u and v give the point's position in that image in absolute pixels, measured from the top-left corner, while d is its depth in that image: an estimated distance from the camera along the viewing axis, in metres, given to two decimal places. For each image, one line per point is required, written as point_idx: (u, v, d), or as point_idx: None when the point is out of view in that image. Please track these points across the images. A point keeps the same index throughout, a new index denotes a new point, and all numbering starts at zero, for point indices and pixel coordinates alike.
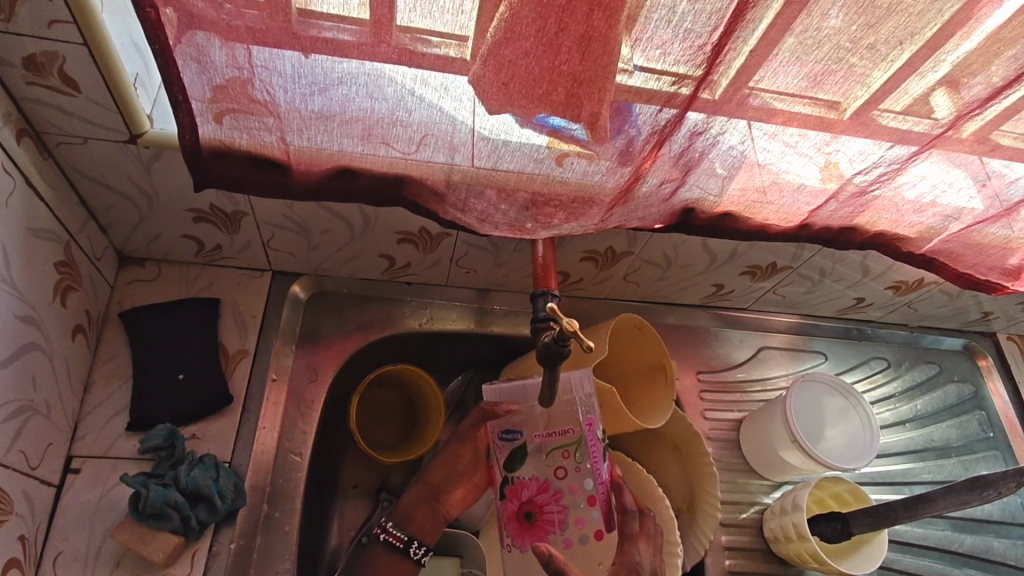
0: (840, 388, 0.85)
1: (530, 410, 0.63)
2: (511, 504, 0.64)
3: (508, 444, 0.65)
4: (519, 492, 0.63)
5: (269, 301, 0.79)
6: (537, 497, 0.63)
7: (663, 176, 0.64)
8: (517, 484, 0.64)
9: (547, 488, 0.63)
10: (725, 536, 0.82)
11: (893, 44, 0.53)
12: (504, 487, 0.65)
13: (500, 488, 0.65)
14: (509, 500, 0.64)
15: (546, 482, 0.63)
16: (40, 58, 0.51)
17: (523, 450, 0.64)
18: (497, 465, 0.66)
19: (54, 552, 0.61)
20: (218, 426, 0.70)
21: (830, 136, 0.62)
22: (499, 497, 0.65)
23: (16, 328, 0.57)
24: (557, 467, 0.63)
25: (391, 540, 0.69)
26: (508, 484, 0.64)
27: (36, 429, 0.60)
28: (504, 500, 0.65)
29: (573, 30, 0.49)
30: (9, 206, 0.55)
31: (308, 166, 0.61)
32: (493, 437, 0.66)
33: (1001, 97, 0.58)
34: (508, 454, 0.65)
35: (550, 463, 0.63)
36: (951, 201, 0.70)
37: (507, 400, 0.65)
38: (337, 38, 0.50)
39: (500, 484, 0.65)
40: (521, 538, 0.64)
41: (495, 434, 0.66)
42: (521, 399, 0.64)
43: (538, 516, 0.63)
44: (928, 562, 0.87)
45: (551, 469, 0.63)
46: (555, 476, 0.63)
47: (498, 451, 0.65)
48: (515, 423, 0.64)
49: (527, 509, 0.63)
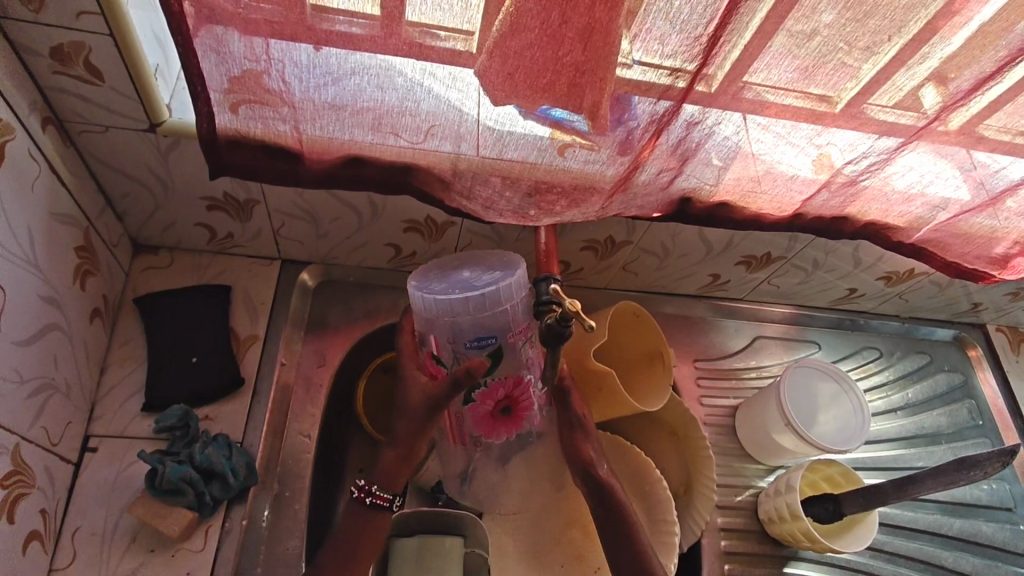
0: (832, 373, 0.87)
1: (492, 317, 0.61)
2: (483, 406, 0.67)
3: (477, 351, 0.62)
4: (495, 394, 0.66)
5: (278, 289, 0.81)
6: (512, 394, 0.67)
7: (661, 165, 0.67)
8: (491, 387, 0.65)
9: (519, 381, 0.67)
10: (721, 518, 0.84)
11: (879, 40, 0.56)
12: (473, 394, 0.66)
13: (468, 396, 0.66)
14: (480, 404, 0.67)
15: (521, 377, 0.66)
16: (66, 48, 0.53)
17: (499, 354, 0.63)
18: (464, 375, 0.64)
19: (73, 527, 0.64)
20: (231, 407, 0.73)
21: (821, 128, 0.64)
22: (465, 403, 0.67)
23: (39, 308, 0.59)
24: (527, 360, 0.66)
25: (378, 501, 0.69)
26: (479, 390, 0.65)
27: (57, 407, 0.62)
28: (475, 404, 0.66)
29: (575, 22, 0.51)
30: (34, 190, 0.58)
31: (319, 154, 0.64)
32: (457, 348, 0.63)
33: (984, 89, 0.61)
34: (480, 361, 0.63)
35: (521, 359, 0.65)
36: (939, 191, 0.73)
37: (472, 306, 0.60)
38: (349, 31, 0.53)
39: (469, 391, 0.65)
40: (493, 430, 0.70)
41: (461, 345, 0.62)
42: (491, 303, 0.60)
43: (513, 409, 0.69)
44: (918, 545, 0.89)
45: (521, 365, 0.65)
46: (527, 369, 0.66)
47: (462, 360, 0.63)
48: (487, 329, 0.61)
49: (503, 404, 0.67)
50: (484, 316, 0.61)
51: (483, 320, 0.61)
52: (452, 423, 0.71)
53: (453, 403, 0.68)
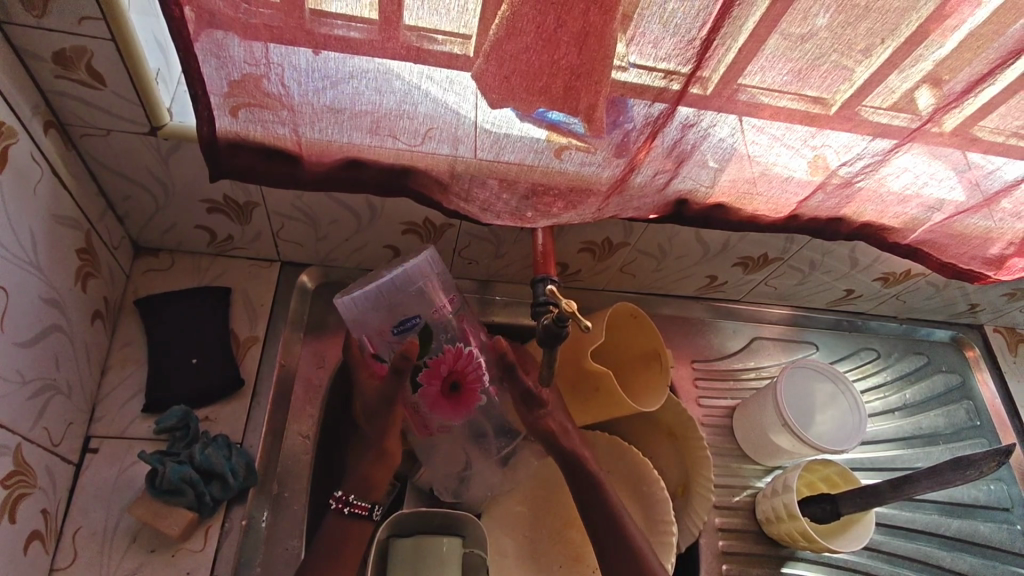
0: (830, 374, 0.87)
1: (410, 295, 0.72)
2: (432, 388, 0.71)
3: (406, 335, 0.72)
4: (438, 370, 0.70)
5: (278, 291, 0.82)
6: (456, 366, 0.71)
7: (657, 167, 0.68)
8: (432, 364, 0.71)
9: (459, 353, 0.72)
10: (718, 518, 0.84)
11: (872, 43, 0.56)
12: (417, 376, 0.71)
13: (414, 380, 0.71)
14: (428, 386, 0.71)
15: (459, 348, 0.72)
16: (69, 53, 0.54)
17: (425, 332, 0.72)
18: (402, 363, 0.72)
19: (74, 527, 0.64)
20: (230, 408, 0.73)
21: (815, 130, 0.65)
22: (415, 389, 0.72)
23: (41, 310, 0.60)
24: (456, 331, 0.73)
25: (356, 510, 0.72)
26: (421, 370, 0.71)
27: (58, 408, 0.63)
28: (424, 387, 0.71)
29: (571, 26, 0.52)
30: (37, 193, 0.58)
31: (318, 156, 0.64)
32: (389, 336, 0.72)
33: (977, 91, 0.61)
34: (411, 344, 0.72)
35: (450, 331, 0.73)
36: (934, 192, 0.74)
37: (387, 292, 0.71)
38: (348, 35, 0.54)
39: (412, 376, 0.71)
40: (455, 411, 0.73)
41: (390, 332, 0.72)
42: (400, 287, 0.71)
43: (463, 383, 0.72)
44: (915, 545, 0.90)
45: (453, 338, 0.72)
46: (461, 339, 0.73)
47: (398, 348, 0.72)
48: (407, 311, 0.72)
49: (450, 380, 0.72)
50: (404, 296, 0.72)
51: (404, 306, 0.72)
52: (415, 415, 0.74)
53: (405, 395, 0.73)
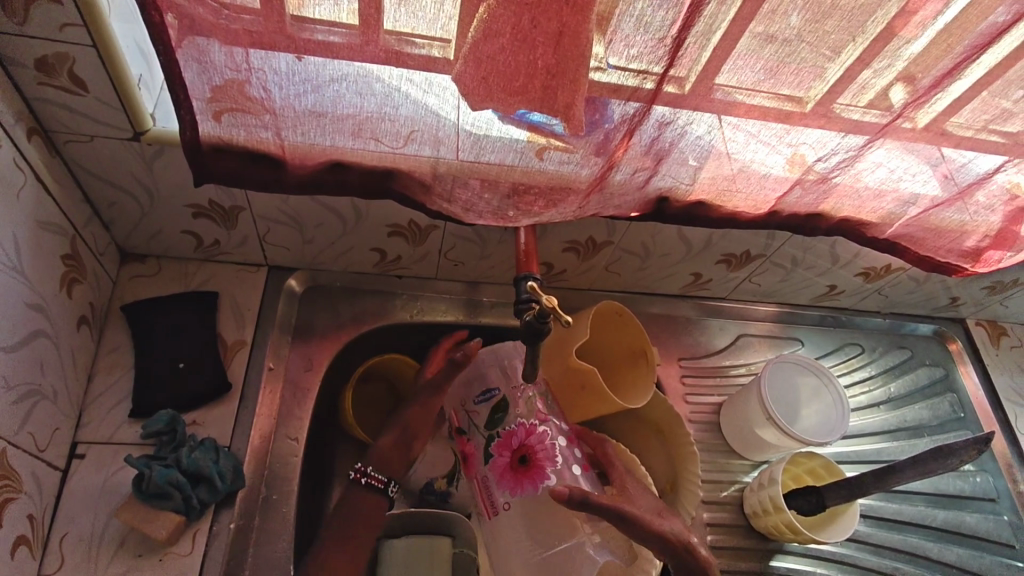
0: (813, 368, 0.88)
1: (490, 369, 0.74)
2: (501, 459, 0.69)
3: (484, 406, 0.72)
4: (507, 440, 0.68)
5: (265, 295, 0.82)
6: (526, 441, 0.68)
7: (635, 165, 0.69)
8: (504, 435, 0.69)
9: (531, 428, 0.68)
10: (706, 513, 0.85)
11: (841, 41, 0.58)
12: (490, 447, 0.70)
13: (487, 450, 0.70)
14: (497, 455, 0.69)
15: (531, 423, 0.69)
16: (51, 60, 0.55)
17: (502, 402, 0.71)
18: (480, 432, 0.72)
19: (61, 533, 0.64)
20: (218, 412, 0.73)
21: (790, 127, 0.66)
22: (487, 460, 0.69)
23: (25, 315, 0.60)
24: (537, 411, 0.70)
25: (372, 482, 0.72)
26: (495, 440, 0.70)
27: (44, 413, 0.63)
28: (493, 457, 0.69)
29: (546, 27, 0.53)
30: (21, 199, 0.59)
31: (301, 160, 0.65)
32: (471, 408, 0.74)
33: (945, 86, 0.63)
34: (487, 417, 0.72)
35: (529, 408, 0.70)
36: (909, 186, 0.75)
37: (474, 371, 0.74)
38: (328, 39, 0.55)
39: (487, 445, 0.70)
40: (516, 486, 0.67)
41: (473, 404, 0.74)
42: (486, 365, 0.74)
43: (531, 457, 0.67)
44: (902, 537, 0.91)
45: (531, 414, 0.70)
46: (537, 416, 0.69)
47: (477, 420, 0.73)
48: (488, 384, 0.73)
49: (520, 454, 0.68)
50: (483, 370, 0.74)
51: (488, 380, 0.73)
52: (483, 492, 0.69)
53: (479, 466, 0.71)
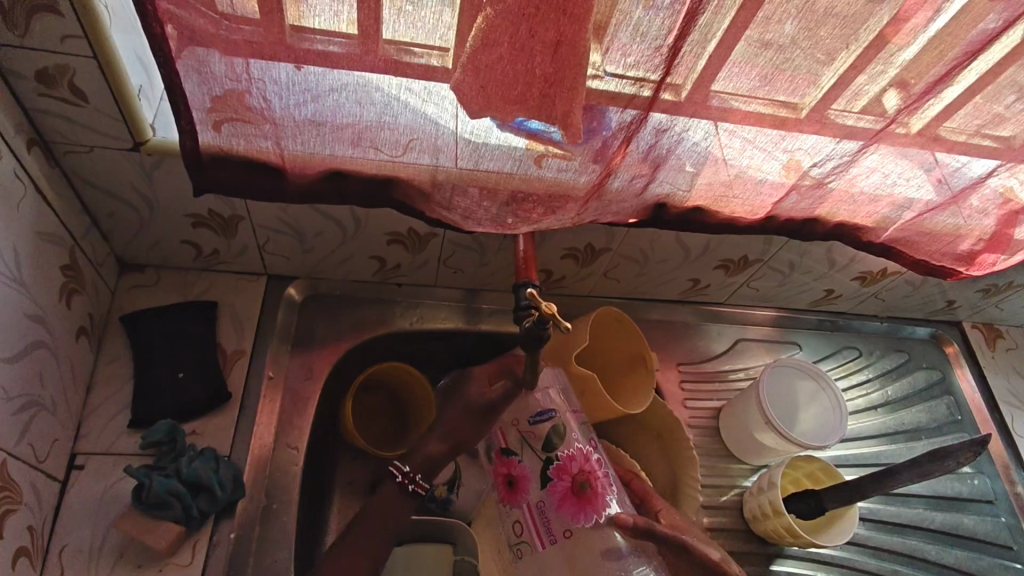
0: (811, 371, 0.88)
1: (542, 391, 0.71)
2: (561, 483, 0.67)
3: (540, 427, 0.70)
4: (569, 463, 0.67)
5: (264, 304, 0.82)
6: (586, 467, 0.68)
7: (633, 172, 0.69)
8: (564, 459, 0.68)
9: (590, 456, 0.69)
10: (706, 518, 0.85)
11: (834, 48, 0.58)
12: (547, 471, 0.68)
13: (544, 473, 0.68)
14: (557, 479, 0.67)
15: (590, 450, 0.69)
16: (52, 71, 0.55)
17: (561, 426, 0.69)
18: (533, 453, 0.69)
19: (60, 545, 0.64)
20: (217, 422, 0.73)
21: (786, 133, 0.67)
22: (544, 484, 0.68)
23: (24, 326, 0.60)
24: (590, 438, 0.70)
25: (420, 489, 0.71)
26: (553, 464, 0.68)
27: (43, 424, 0.63)
28: (552, 481, 0.67)
29: (544, 36, 0.53)
30: (21, 209, 0.59)
31: (301, 169, 0.66)
32: (524, 427, 0.70)
33: (937, 92, 0.64)
34: (544, 438, 0.69)
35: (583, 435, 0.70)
36: (904, 191, 0.76)
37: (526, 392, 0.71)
38: (327, 49, 0.55)
39: (544, 468, 0.68)
40: (578, 512, 0.66)
41: (526, 423, 0.71)
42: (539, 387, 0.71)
43: (592, 485, 0.67)
44: (902, 540, 0.91)
45: (587, 441, 0.69)
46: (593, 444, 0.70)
47: (531, 441, 0.70)
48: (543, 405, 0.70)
49: (580, 481, 0.67)
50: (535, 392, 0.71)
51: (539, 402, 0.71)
52: (535, 518, 0.68)
53: (533, 490, 0.69)
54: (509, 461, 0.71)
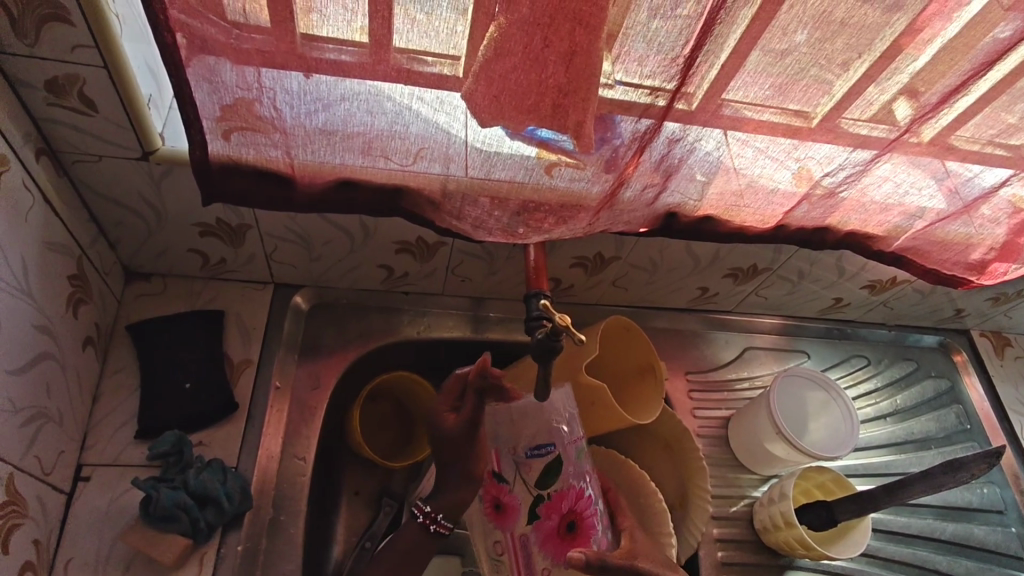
0: (821, 381, 0.88)
1: (544, 424, 0.71)
2: (548, 522, 0.69)
3: (537, 460, 0.70)
4: (559, 504, 0.68)
5: (271, 313, 0.82)
6: (576, 506, 0.68)
7: (645, 181, 0.69)
8: (555, 498, 0.69)
9: (581, 493, 0.69)
10: (716, 529, 0.85)
11: (850, 58, 0.58)
12: (537, 508, 0.69)
13: (532, 509, 0.69)
14: (544, 518, 0.69)
15: (582, 489, 0.69)
16: (61, 81, 0.54)
17: (557, 462, 0.69)
18: (526, 485, 0.70)
19: (66, 558, 0.63)
20: (224, 432, 0.73)
21: (799, 142, 0.67)
22: (531, 520, 0.69)
23: (32, 337, 0.59)
24: (584, 472, 0.70)
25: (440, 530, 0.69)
26: (543, 501, 0.69)
27: (49, 436, 0.62)
28: (540, 519, 0.69)
29: (557, 45, 0.53)
30: (29, 219, 0.58)
31: (310, 178, 0.65)
32: (520, 458, 0.71)
33: (951, 102, 0.63)
34: (539, 472, 0.70)
35: (577, 469, 0.70)
36: (915, 200, 0.75)
37: (524, 420, 0.71)
38: (338, 58, 0.55)
39: (534, 503, 0.70)
40: (560, 552, 0.68)
41: (523, 454, 0.71)
42: (540, 416, 0.71)
43: (579, 525, 0.68)
44: (913, 551, 0.90)
45: (580, 477, 0.70)
46: (586, 481, 0.69)
47: (526, 473, 0.70)
48: (545, 437, 0.70)
49: (568, 520, 0.68)
50: (537, 422, 0.71)
51: (538, 433, 0.71)
52: (515, 547, 0.70)
53: (519, 522, 0.70)
54: (500, 487, 0.72)
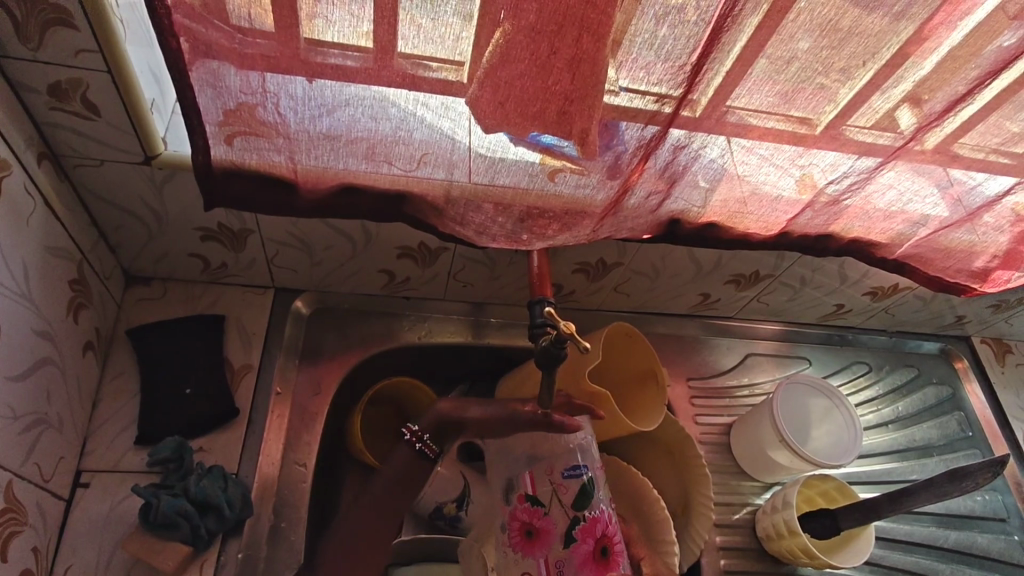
0: (824, 389, 0.88)
1: (575, 444, 0.69)
2: (584, 545, 0.64)
3: (571, 482, 0.67)
4: (595, 527, 0.65)
5: (272, 318, 0.81)
6: (608, 530, 0.66)
7: (650, 187, 0.68)
8: (590, 520, 0.65)
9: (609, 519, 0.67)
10: (719, 537, 0.84)
11: (855, 65, 0.58)
12: (572, 530, 0.65)
13: (568, 533, 0.65)
14: (581, 541, 0.64)
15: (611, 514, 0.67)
16: (64, 85, 0.54)
17: (592, 483, 0.67)
18: (561, 506, 0.66)
19: (65, 565, 0.62)
20: (224, 438, 0.72)
21: (803, 150, 0.66)
22: (567, 543, 0.64)
23: (33, 343, 0.59)
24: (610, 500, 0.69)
25: (425, 449, 0.70)
26: (579, 524, 0.65)
27: (49, 442, 0.62)
28: (576, 543, 0.64)
29: (564, 52, 0.53)
30: (30, 224, 0.58)
31: (314, 183, 0.65)
32: (556, 479, 0.67)
33: (956, 110, 0.63)
34: (574, 494, 0.66)
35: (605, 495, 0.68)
36: (920, 208, 0.75)
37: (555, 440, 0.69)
38: (342, 64, 0.54)
39: (569, 526, 0.65)
40: None
41: (559, 475, 0.67)
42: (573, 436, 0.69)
43: (611, 550, 0.65)
44: (915, 558, 0.90)
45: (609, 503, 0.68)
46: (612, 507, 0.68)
47: (562, 494, 0.66)
48: (578, 458, 0.68)
49: (602, 544, 0.65)
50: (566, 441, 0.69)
51: (571, 451, 0.69)
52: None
53: (553, 546, 0.65)
54: (533, 511, 0.67)
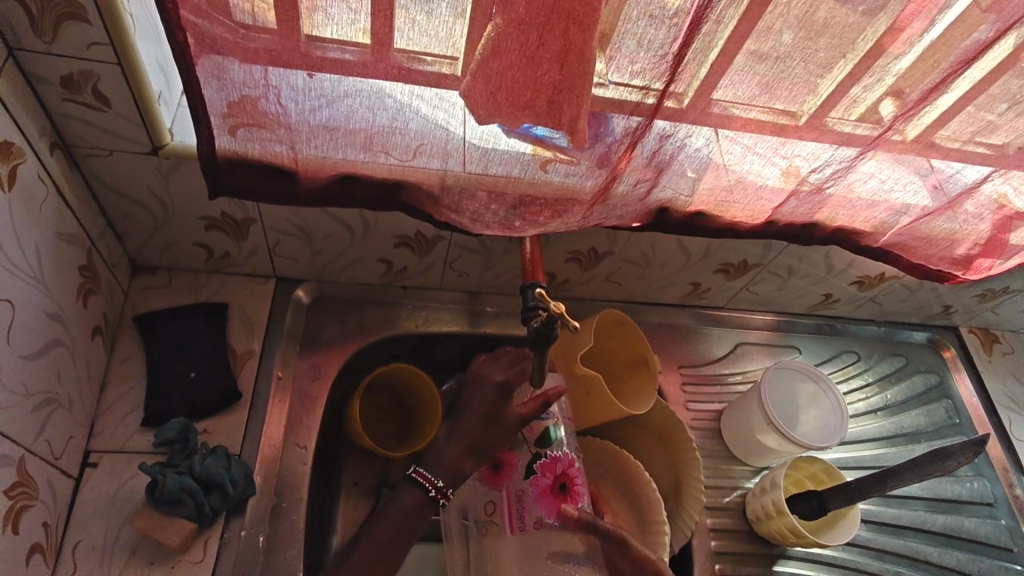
0: (811, 373, 0.90)
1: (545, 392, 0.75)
2: (543, 479, 0.70)
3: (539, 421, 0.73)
4: (554, 464, 0.71)
5: (273, 306, 0.84)
6: (568, 470, 0.72)
7: (637, 176, 0.71)
8: (551, 458, 0.71)
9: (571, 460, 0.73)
10: (709, 519, 0.86)
11: (833, 57, 0.60)
12: (533, 464, 0.71)
13: (529, 466, 0.71)
14: (541, 474, 0.70)
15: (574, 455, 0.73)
16: (76, 77, 0.57)
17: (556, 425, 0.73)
18: (526, 444, 0.72)
19: (74, 541, 0.65)
20: (227, 421, 0.75)
21: (785, 139, 0.69)
22: (528, 475, 0.71)
23: (45, 324, 0.61)
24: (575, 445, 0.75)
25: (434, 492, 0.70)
26: (540, 459, 0.71)
27: (60, 421, 0.64)
28: (536, 475, 0.70)
29: (552, 44, 0.55)
30: (43, 210, 0.60)
31: (314, 172, 0.67)
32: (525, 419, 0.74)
33: (932, 100, 0.66)
34: (539, 434, 0.73)
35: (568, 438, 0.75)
36: (901, 197, 0.78)
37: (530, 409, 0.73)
38: (340, 57, 0.57)
39: (531, 461, 0.71)
40: (553, 510, 0.69)
41: None
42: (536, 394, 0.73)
43: (570, 487, 0.71)
44: (904, 541, 0.92)
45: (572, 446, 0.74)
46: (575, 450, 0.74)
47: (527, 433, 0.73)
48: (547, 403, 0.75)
49: (562, 481, 0.71)
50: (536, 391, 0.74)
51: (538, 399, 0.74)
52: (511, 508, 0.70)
53: (516, 478, 0.71)
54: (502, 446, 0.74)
